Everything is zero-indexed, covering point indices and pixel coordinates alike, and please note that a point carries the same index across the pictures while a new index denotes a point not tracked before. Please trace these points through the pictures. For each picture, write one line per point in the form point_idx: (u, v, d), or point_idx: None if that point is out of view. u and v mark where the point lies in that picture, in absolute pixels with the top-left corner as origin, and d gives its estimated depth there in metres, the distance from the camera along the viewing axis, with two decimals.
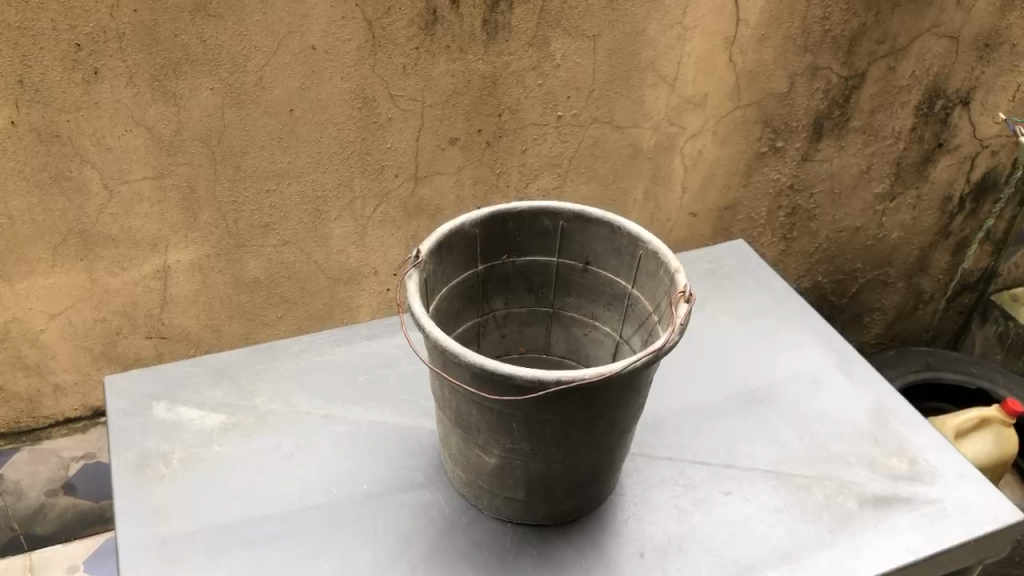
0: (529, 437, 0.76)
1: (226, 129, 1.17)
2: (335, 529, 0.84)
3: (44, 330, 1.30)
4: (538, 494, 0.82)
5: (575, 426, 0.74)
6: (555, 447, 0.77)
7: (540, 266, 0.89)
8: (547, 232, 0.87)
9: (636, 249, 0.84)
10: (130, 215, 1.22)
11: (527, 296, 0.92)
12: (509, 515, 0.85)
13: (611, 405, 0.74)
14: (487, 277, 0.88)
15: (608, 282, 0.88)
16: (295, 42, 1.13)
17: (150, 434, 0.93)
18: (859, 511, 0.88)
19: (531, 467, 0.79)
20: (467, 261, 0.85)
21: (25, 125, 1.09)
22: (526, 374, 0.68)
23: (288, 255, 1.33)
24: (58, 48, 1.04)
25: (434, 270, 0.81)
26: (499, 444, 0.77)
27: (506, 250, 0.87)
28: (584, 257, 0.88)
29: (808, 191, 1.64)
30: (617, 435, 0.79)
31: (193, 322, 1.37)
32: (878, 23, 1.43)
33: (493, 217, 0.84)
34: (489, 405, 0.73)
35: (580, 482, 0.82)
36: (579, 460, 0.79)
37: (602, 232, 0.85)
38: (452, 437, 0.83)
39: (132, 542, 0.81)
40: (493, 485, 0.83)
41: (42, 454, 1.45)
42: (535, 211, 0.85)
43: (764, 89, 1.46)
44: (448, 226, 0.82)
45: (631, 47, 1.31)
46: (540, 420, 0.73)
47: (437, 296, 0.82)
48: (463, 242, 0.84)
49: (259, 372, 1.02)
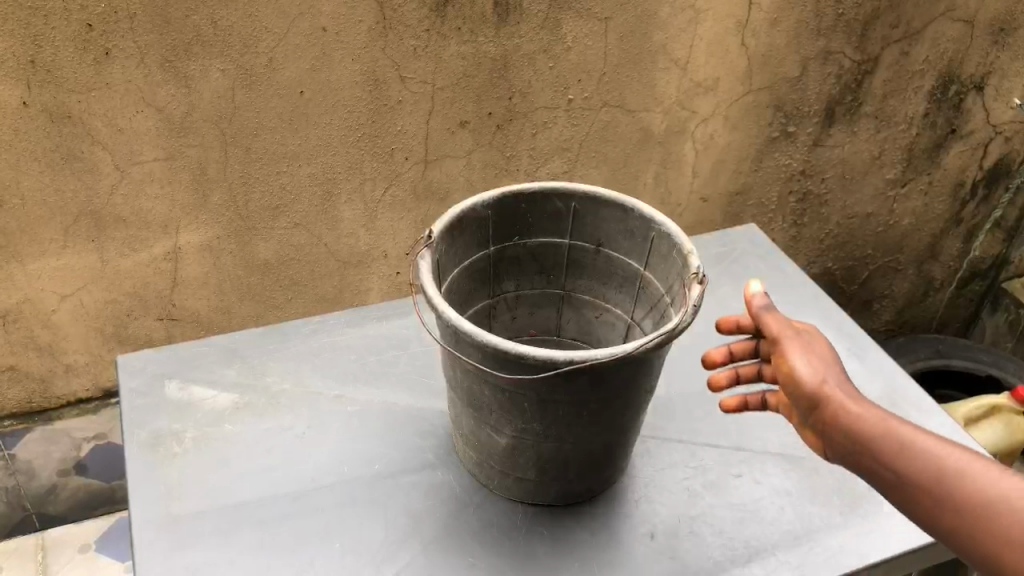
0: (540, 417, 0.76)
1: (237, 111, 1.17)
2: (346, 508, 0.84)
3: (55, 310, 1.30)
4: (548, 475, 0.82)
5: (587, 407, 0.75)
6: (566, 428, 0.77)
7: (551, 247, 0.89)
8: (558, 213, 0.87)
9: (649, 231, 0.83)
10: (141, 196, 1.21)
11: (538, 278, 0.92)
12: (519, 496, 0.86)
13: (623, 387, 0.74)
14: (499, 260, 0.88)
15: (620, 265, 0.87)
16: (305, 24, 1.12)
17: (162, 413, 0.93)
18: (869, 495, 0.89)
19: (542, 448, 0.79)
20: (478, 242, 0.85)
21: (36, 106, 1.08)
22: (538, 354, 0.68)
23: (298, 238, 1.34)
24: (69, 28, 1.04)
25: (445, 252, 0.81)
26: (510, 424, 0.78)
27: (517, 232, 0.87)
28: (596, 239, 0.88)
29: (819, 177, 1.63)
30: (629, 417, 0.80)
31: (203, 304, 1.37)
32: (892, 7, 1.42)
33: (504, 198, 0.84)
34: (500, 385, 0.74)
35: (592, 464, 0.82)
36: (590, 441, 0.79)
37: (615, 214, 0.85)
38: (463, 418, 0.83)
39: (143, 519, 0.82)
40: (504, 465, 0.83)
41: (55, 435, 1.45)
42: (547, 192, 0.85)
43: (776, 73, 1.45)
44: (460, 208, 0.82)
45: (642, 30, 1.30)
46: (554, 401, 0.74)
47: (449, 277, 0.82)
48: (475, 223, 0.84)
49: (269, 354, 1.02)
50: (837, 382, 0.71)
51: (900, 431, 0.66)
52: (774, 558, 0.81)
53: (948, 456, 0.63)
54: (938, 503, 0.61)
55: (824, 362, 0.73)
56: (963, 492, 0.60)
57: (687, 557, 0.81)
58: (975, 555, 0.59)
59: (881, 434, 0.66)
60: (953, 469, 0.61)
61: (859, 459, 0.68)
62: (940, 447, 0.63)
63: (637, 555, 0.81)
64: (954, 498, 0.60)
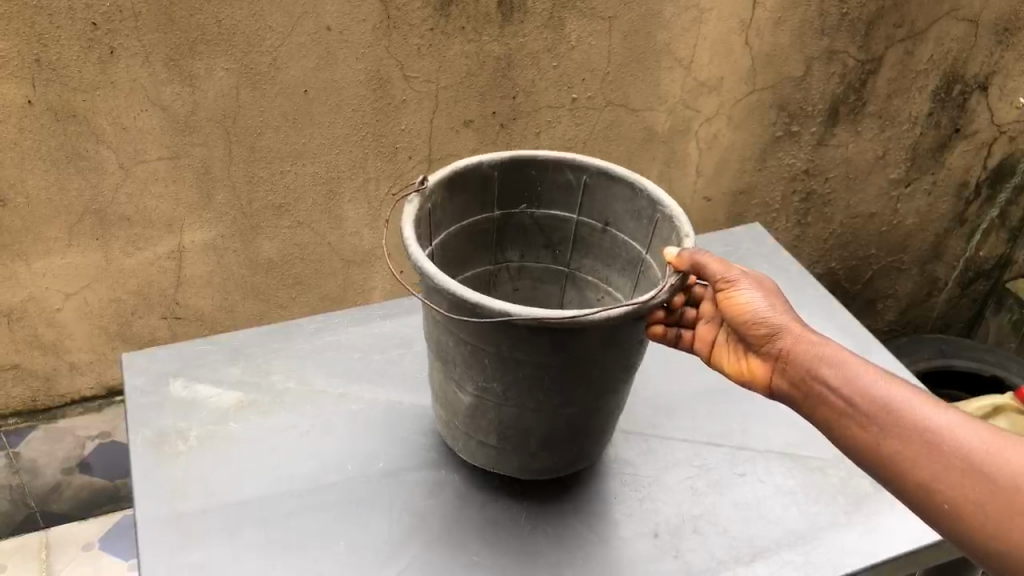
0: (501, 377, 0.76)
1: (241, 110, 1.17)
2: (351, 506, 0.84)
3: (60, 309, 1.29)
4: (512, 442, 0.82)
5: (549, 373, 0.74)
6: (527, 394, 0.77)
7: (559, 221, 0.89)
8: (570, 185, 0.87)
9: (655, 213, 0.82)
10: (146, 195, 1.21)
11: (544, 252, 0.92)
12: (483, 463, 0.86)
13: (585, 358, 0.73)
14: (503, 226, 0.90)
15: (624, 246, 0.87)
16: (310, 23, 1.13)
17: (166, 411, 0.94)
18: (873, 494, 0.89)
19: (503, 412, 0.79)
20: (482, 203, 0.86)
21: (41, 104, 1.08)
22: (491, 305, 0.67)
23: (303, 236, 1.34)
24: (74, 28, 1.04)
25: (444, 203, 0.82)
26: (473, 381, 0.78)
27: (525, 199, 0.88)
28: (604, 218, 0.87)
29: (823, 176, 1.63)
30: (596, 394, 0.79)
31: (207, 303, 1.37)
32: (896, 7, 1.42)
33: (514, 161, 0.85)
34: (462, 335, 0.74)
35: (556, 439, 0.82)
36: (552, 413, 0.79)
37: (624, 193, 0.84)
38: (436, 375, 0.84)
39: (147, 516, 0.82)
40: (469, 427, 0.84)
41: (59, 433, 1.44)
42: (560, 162, 0.85)
43: (779, 73, 1.44)
44: (466, 162, 0.83)
45: (646, 29, 1.30)
46: (511, 359, 0.73)
47: (444, 231, 0.83)
48: (481, 182, 0.85)
49: (274, 352, 1.02)
50: (786, 316, 0.74)
51: (852, 366, 0.70)
52: (777, 557, 0.81)
53: (890, 385, 0.68)
54: (889, 434, 0.66)
55: (770, 297, 0.75)
56: (915, 424, 0.65)
57: (691, 556, 0.81)
58: (927, 487, 0.64)
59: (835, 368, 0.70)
60: (897, 399, 0.67)
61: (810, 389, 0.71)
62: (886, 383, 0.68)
63: (640, 554, 0.81)
64: (907, 430, 0.65)
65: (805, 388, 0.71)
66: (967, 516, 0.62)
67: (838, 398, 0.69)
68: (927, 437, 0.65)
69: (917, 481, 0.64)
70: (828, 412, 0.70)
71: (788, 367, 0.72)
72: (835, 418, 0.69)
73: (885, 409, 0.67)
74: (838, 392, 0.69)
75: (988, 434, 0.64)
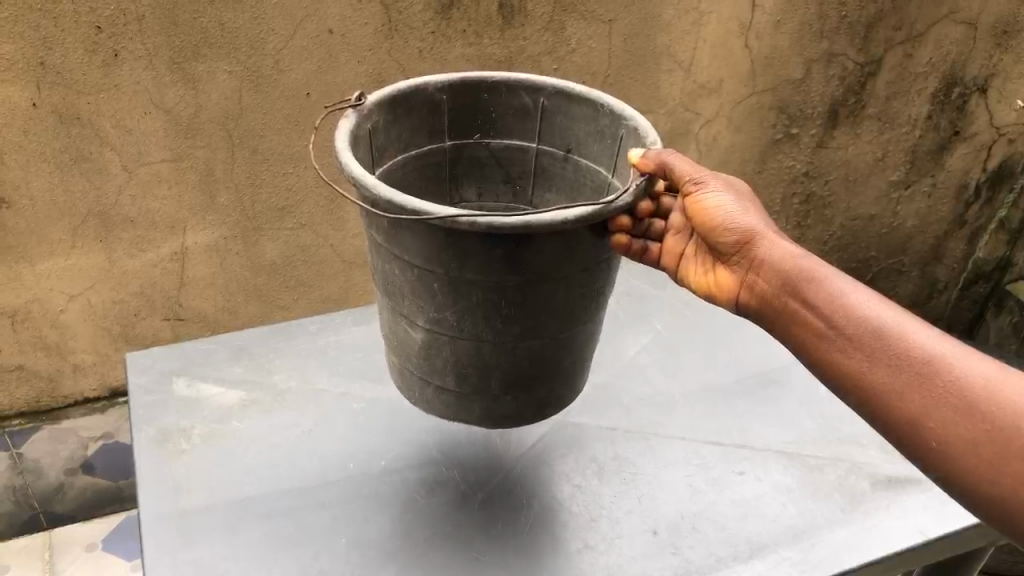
0: (452, 305, 0.70)
1: (243, 112, 1.18)
2: (353, 503, 0.85)
3: (63, 310, 1.29)
4: (469, 385, 0.77)
5: (505, 295, 0.69)
6: (482, 322, 0.71)
7: (517, 152, 0.85)
8: (527, 110, 0.82)
9: (619, 130, 0.77)
10: (150, 197, 1.22)
11: (503, 189, 0.88)
12: (439, 412, 0.81)
13: (547, 274, 0.68)
14: (456, 158, 0.85)
15: (589, 173, 0.81)
16: (312, 26, 1.14)
17: (171, 409, 0.94)
18: (870, 492, 0.89)
19: (458, 347, 0.74)
20: (430, 129, 0.81)
21: (46, 107, 1.09)
22: (435, 212, 0.62)
23: (304, 238, 1.36)
24: (79, 31, 1.05)
25: (387, 126, 0.77)
26: (423, 313, 0.73)
27: (479, 129, 0.83)
28: (565, 144, 0.82)
29: (822, 178, 1.63)
30: (559, 321, 0.73)
31: (210, 305, 1.38)
32: (895, 10, 1.44)
33: (462, 84, 0.80)
34: (410, 259, 0.69)
35: (517, 379, 0.77)
36: (512, 346, 0.73)
37: (586, 113, 0.79)
38: (385, 316, 0.79)
39: (154, 513, 0.82)
40: (423, 371, 0.78)
41: (63, 433, 1.45)
42: (513, 83, 0.81)
43: (779, 75, 1.45)
44: (410, 83, 0.78)
45: (646, 32, 1.31)
46: (464, 282, 0.68)
47: (389, 157, 0.78)
48: (428, 107, 0.80)
49: (278, 351, 1.03)
50: (761, 225, 0.74)
51: (839, 286, 0.69)
52: (775, 554, 0.82)
53: (883, 310, 0.66)
54: (875, 361, 0.64)
55: (745, 207, 0.75)
56: (906, 351, 0.63)
57: (690, 553, 0.81)
58: (909, 418, 0.62)
59: (819, 287, 0.69)
60: (891, 323, 0.65)
61: (791, 308, 0.71)
62: (876, 306, 0.66)
63: (640, 552, 0.81)
64: (896, 358, 0.63)
65: (784, 304, 0.71)
66: (950, 455, 0.60)
67: (822, 318, 0.68)
68: (917, 365, 0.62)
69: (904, 414, 0.62)
70: (797, 326, 0.70)
71: (760, 280, 0.73)
72: (807, 333, 0.69)
73: (864, 326, 0.65)
74: (819, 308, 0.68)
75: (991, 367, 0.61)
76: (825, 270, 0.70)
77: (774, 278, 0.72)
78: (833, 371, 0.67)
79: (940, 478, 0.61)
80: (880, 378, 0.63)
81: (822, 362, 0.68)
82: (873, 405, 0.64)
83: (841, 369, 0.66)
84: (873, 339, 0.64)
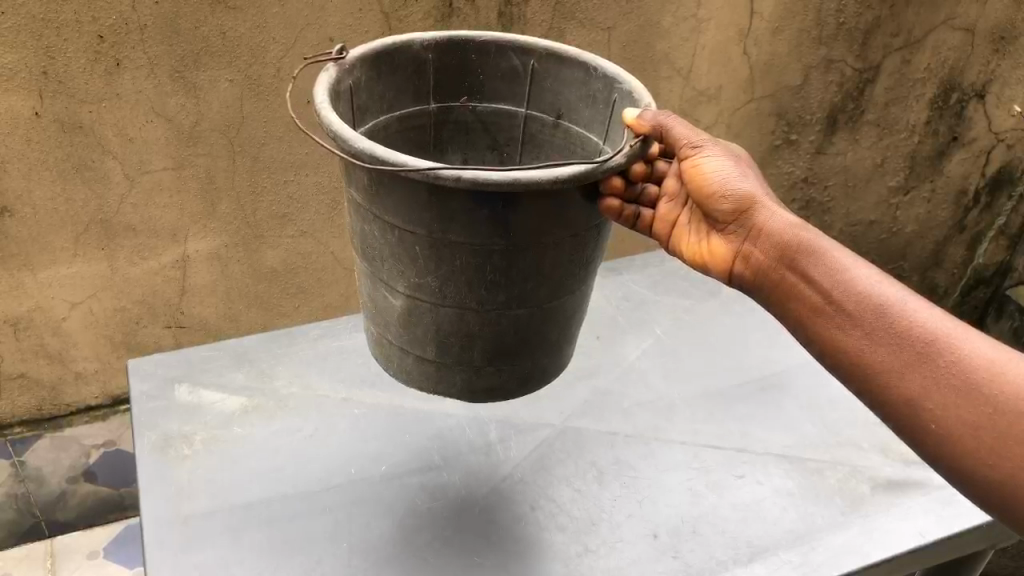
0: (435, 270, 0.71)
1: (245, 121, 1.19)
2: (356, 507, 0.85)
3: (65, 318, 1.30)
4: (452, 356, 0.77)
5: (490, 259, 0.69)
6: (466, 290, 0.71)
7: (505, 116, 0.85)
8: (515, 72, 0.82)
9: (611, 95, 0.78)
10: (151, 205, 1.23)
11: (489, 155, 0.89)
12: (419, 387, 0.82)
13: (532, 241, 0.69)
14: (442, 122, 0.85)
15: (578, 138, 0.82)
16: (312, 34, 1.15)
17: (173, 415, 0.94)
18: (870, 495, 0.89)
19: (440, 315, 0.74)
20: (415, 91, 0.82)
21: (48, 115, 1.09)
22: (418, 165, 0.62)
23: (305, 245, 1.36)
24: (81, 40, 1.05)
25: (369, 84, 0.77)
26: (405, 279, 0.73)
27: (466, 92, 0.84)
28: (555, 109, 0.83)
29: (821, 185, 1.64)
30: (546, 289, 0.74)
31: (211, 312, 1.38)
32: (893, 16, 1.45)
33: (449, 44, 0.80)
34: (392, 222, 0.69)
35: (502, 349, 0.77)
36: (498, 315, 0.74)
37: (577, 76, 0.80)
38: (364, 282, 0.79)
39: (155, 517, 0.82)
40: (404, 341, 0.78)
41: (65, 442, 1.45)
42: (502, 44, 0.81)
43: (778, 82, 1.46)
44: (395, 40, 0.78)
45: (645, 39, 1.32)
46: (447, 245, 0.68)
47: (373, 116, 0.79)
48: (413, 67, 0.80)
49: (277, 357, 1.04)
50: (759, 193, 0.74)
51: (839, 260, 0.69)
52: (776, 557, 0.82)
53: (884, 287, 0.66)
54: (876, 340, 0.64)
55: (741, 172, 0.75)
56: (907, 330, 0.63)
57: (690, 556, 0.82)
58: (910, 400, 0.62)
59: (820, 262, 0.69)
60: (891, 301, 0.65)
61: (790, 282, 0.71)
62: (877, 282, 0.67)
63: (642, 556, 0.81)
64: (897, 337, 0.63)
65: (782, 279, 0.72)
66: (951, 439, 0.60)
67: (822, 293, 0.68)
68: (919, 345, 0.62)
69: (906, 396, 0.62)
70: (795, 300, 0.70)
71: (757, 252, 0.74)
72: (805, 309, 0.70)
73: (865, 304, 0.66)
74: (819, 283, 0.68)
75: (992, 349, 0.61)
76: (826, 244, 0.70)
77: (773, 250, 0.72)
78: (832, 348, 0.67)
79: (936, 459, 0.62)
80: (880, 356, 0.64)
81: (822, 339, 0.68)
82: (871, 385, 0.65)
83: (840, 345, 0.66)
84: (874, 316, 0.65)
